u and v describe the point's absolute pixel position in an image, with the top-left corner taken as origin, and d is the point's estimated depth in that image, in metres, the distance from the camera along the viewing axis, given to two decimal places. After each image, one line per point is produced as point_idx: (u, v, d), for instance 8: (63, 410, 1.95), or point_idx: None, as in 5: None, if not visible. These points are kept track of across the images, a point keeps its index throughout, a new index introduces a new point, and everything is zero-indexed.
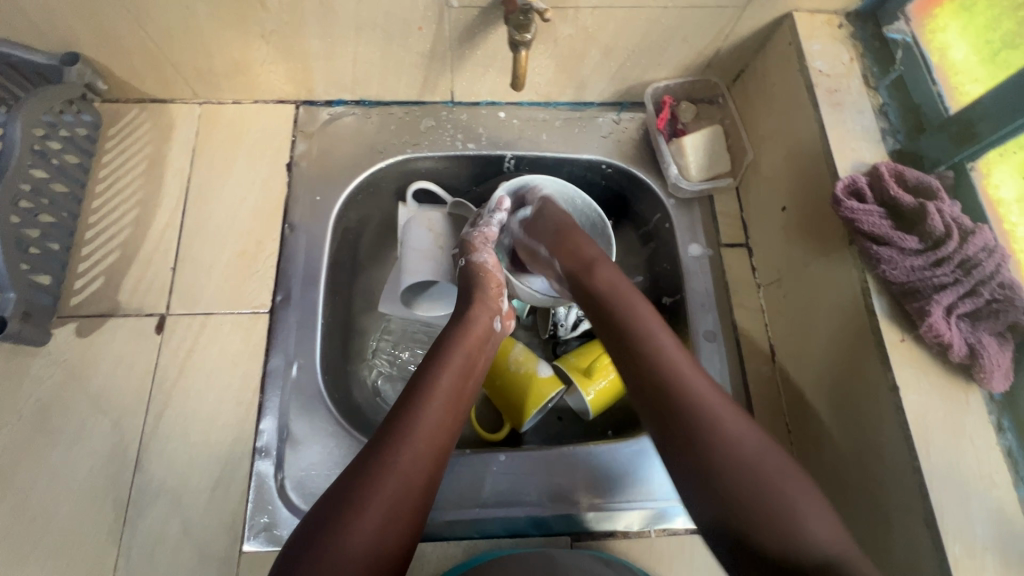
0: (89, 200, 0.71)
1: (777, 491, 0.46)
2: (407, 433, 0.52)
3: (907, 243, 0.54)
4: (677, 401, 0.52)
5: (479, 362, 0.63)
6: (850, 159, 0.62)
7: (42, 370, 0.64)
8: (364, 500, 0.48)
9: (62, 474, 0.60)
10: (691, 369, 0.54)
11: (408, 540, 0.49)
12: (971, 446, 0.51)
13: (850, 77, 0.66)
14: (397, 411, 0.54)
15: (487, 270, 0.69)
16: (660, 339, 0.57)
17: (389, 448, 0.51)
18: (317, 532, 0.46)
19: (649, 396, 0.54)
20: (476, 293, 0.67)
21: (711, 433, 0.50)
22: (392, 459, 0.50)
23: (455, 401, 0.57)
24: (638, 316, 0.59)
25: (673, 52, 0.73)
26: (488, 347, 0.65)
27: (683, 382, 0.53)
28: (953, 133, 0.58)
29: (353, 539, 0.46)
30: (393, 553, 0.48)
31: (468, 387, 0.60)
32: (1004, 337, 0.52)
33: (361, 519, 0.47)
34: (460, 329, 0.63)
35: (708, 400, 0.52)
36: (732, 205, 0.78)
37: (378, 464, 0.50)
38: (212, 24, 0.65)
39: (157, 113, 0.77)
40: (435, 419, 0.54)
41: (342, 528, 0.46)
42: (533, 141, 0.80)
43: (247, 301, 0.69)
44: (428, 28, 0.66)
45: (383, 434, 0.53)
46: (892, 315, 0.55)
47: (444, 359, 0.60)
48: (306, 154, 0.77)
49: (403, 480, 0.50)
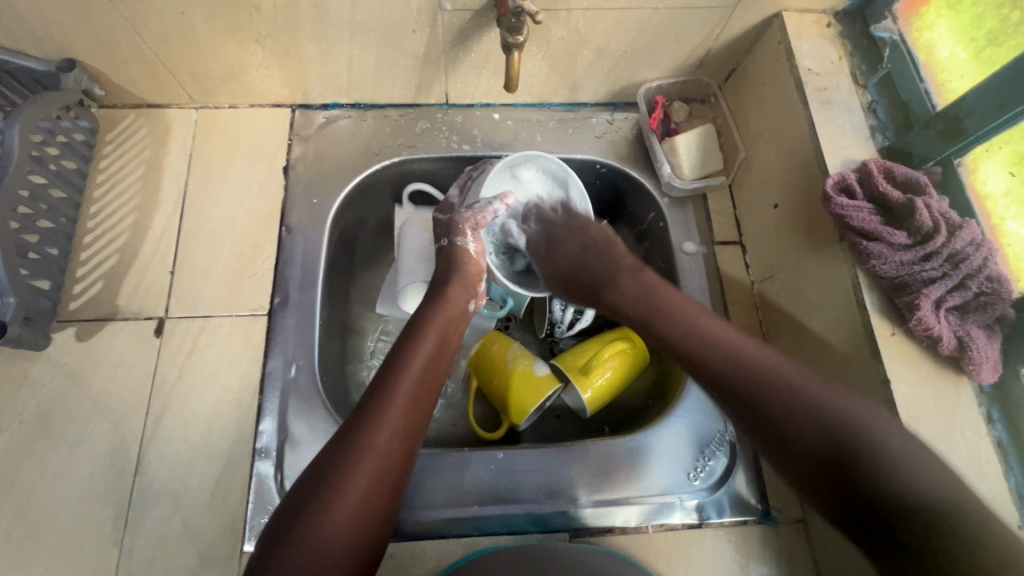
0: (88, 205, 0.72)
1: (853, 423, 0.46)
2: (383, 411, 0.53)
3: (896, 238, 0.55)
4: (731, 373, 0.54)
5: (452, 342, 0.64)
6: (839, 156, 0.63)
7: (42, 375, 0.64)
8: (342, 478, 0.49)
9: (63, 477, 0.60)
10: (723, 331, 0.58)
11: (382, 515, 0.51)
12: (960, 437, 0.52)
13: (839, 75, 0.67)
14: (373, 390, 0.55)
15: (470, 256, 0.69)
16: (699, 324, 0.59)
17: (363, 424, 0.52)
18: (294, 510, 0.47)
19: (689, 367, 0.57)
20: (454, 274, 0.67)
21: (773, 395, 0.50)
22: (369, 435, 0.51)
23: (429, 377, 0.58)
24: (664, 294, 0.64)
25: (665, 52, 0.74)
26: (460, 326, 0.66)
27: (720, 340, 0.57)
28: (940, 129, 0.58)
29: (336, 511, 0.47)
30: (370, 528, 0.49)
31: (442, 365, 0.61)
32: (993, 329, 0.53)
33: (340, 496, 0.48)
34: (436, 309, 0.64)
35: (749, 355, 0.54)
36: (725, 203, 0.79)
37: (356, 441, 0.50)
38: (207, 29, 0.65)
39: (154, 118, 0.77)
40: (410, 396, 0.55)
41: (320, 506, 0.47)
42: (527, 142, 0.80)
43: (245, 304, 0.70)
44: (422, 31, 0.67)
45: (361, 412, 0.53)
46: (882, 310, 0.56)
47: (418, 339, 0.60)
48: (303, 157, 0.77)
49: (381, 457, 0.51)
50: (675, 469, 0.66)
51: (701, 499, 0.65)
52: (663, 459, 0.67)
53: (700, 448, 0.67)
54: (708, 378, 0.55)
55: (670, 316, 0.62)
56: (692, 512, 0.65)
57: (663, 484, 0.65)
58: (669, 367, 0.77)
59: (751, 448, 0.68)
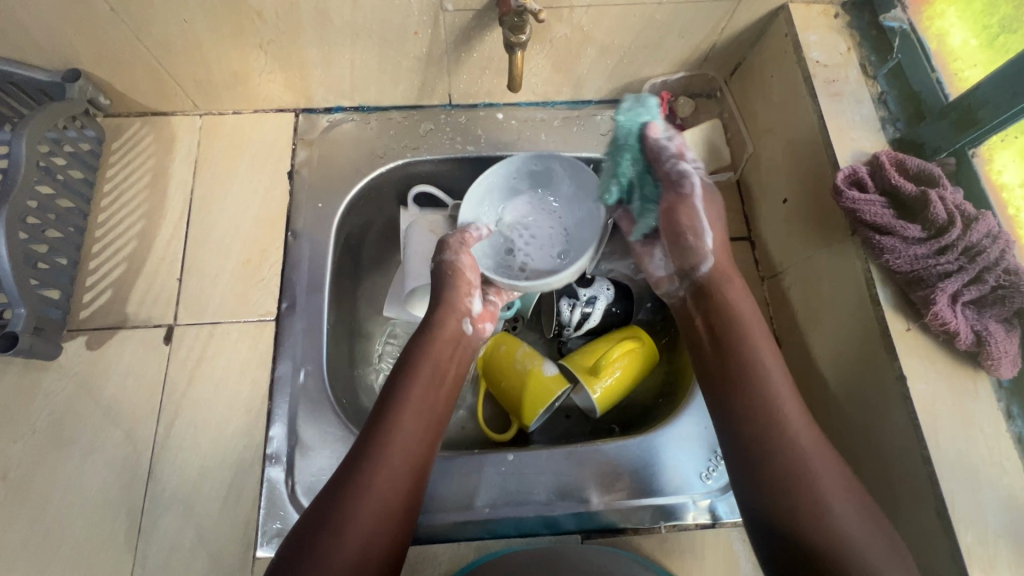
0: (95, 214, 0.72)
1: (840, 520, 0.49)
2: (378, 451, 0.54)
3: (909, 232, 0.54)
4: (776, 446, 0.53)
5: (450, 368, 0.64)
6: (849, 149, 0.61)
7: (54, 384, 0.64)
8: (346, 520, 0.50)
9: (76, 486, 0.61)
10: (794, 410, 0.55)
11: (394, 550, 0.52)
12: (979, 432, 0.51)
13: (848, 66, 0.66)
14: (370, 428, 0.57)
15: (458, 269, 0.66)
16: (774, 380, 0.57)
17: (362, 465, 0.54)
18: (297, 551, 0.49)
19: (754, 422, 0.55)
20: (441, 294, 0.66)
21: (805, 481, 0.51)
22: (369, 476, 0.53)
23: (425, 411, 0.59)
24: (756, 354, 0.58)
25: (670, 47, 0.73)
26: (457, 352, 0.66)
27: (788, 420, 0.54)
28: (953, 120, 0.57)
29: (337, 555, 0.49)
30: (379, 564, 0.51)
31: (440, 396, 0.62)
32: (1011, 324, 0.52)
33: (346, 535, 0.50)
34: (430, 337, 0.64)
35: (799, 441, 0.53)
36: (733, 198, 0.78)
37: (355, 483, 0.53)
38: (209, 35, 0.65)
39: (159, 125, 0.77)
40: (405, 432, 0.57)
41: (322, 548, 0.49)
42: (532, 141, 0.80)
43: (254, 310, 0.70)
44: (423, 33, 0.67)
45: (357, 452, 0.55)
46: (896, 304, 0.55)
47: (414, 374, 0.61)
48: (307, 161, 0.77)
49: (381, 497, 0.53)
50: (687, 469, 0.65)
51: (714, 499, 0.64)
52: (675, 459, 0.66)
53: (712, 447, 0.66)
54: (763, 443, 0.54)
55: (757, 386, 0.56)
56: (705, 512, 0.64)
57: (675, 484, 0.65)
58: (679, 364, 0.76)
59: None
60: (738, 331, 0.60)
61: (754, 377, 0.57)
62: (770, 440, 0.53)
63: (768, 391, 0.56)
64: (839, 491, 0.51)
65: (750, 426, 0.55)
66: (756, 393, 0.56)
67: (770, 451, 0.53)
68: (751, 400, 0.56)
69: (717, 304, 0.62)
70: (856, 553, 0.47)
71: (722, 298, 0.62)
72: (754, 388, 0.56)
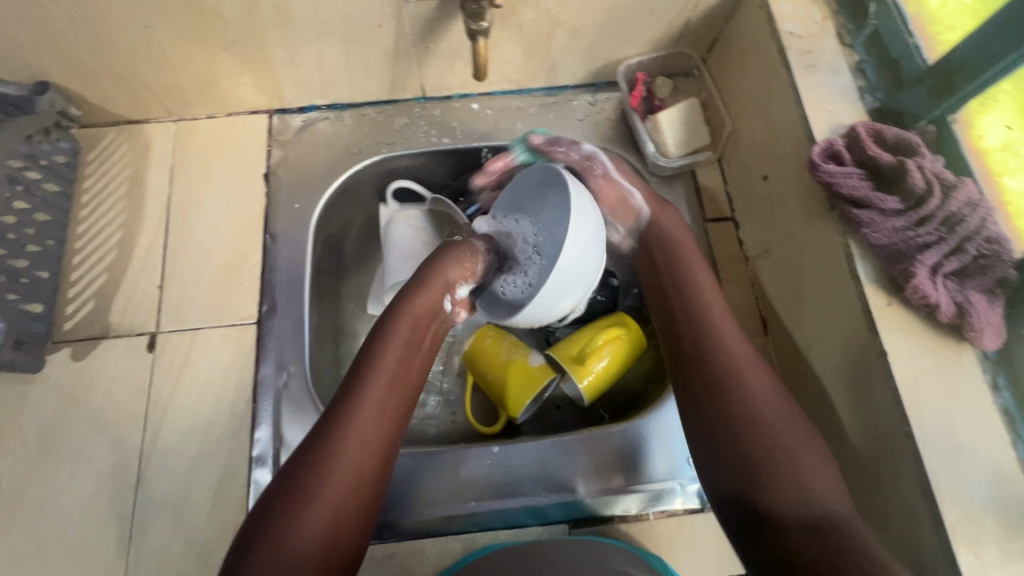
0: (75, 226, 0.72)
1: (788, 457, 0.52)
2: (349, 421, 0.53)
3: (887, 204, 0.52)
4: (731, 400, 0.55)
5: (427, 338, 0.62)
6: (827, 121, 0.59)
7: (41, 397, 0.65)
8: (310, 492, 0.50)
9: (67, 494, 0.62)
10: (748, 363, 0.57)
11: (362, 523, 0.51)
12: (964, 406, 0.49)
13: (824, 36, 0.63)
14: (341, 398, 0.55)
15: (456, 254, 0.64)
16: (730, 347, 0.59)
17: (331, 435, 0.52)
18: (263, 524, 0.48)
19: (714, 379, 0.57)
20: (432, 271, 0.63)
21: (759, 431, 0.53)
22: (335, 448, 0.52)
23: (400, 378, 0.58)
24: (723, 346, 0.58)
25: (643, 26, 0.71)
26: (438, 321, 0.63)
27: (750, 381, 0.56)
28: (931, 86, 0.55)
29: (307, 524, 0.48)
30: (349, 533, 0.50)
31: (417, 361, 0.60)
32: (995, 294, 0.50)
33: (311, 508, 0.49)
34: (409, 304, 0.61)
35: (755, 391, 0.55)
36: (715, 178, 0.77)
37: (319, 454, 0.51)
38: (172, 39, 0.65)
39: (133, 134, 0.77)
40: (377, 401, 0.55)
41: (290, 521, 0.48)
42: (508, 130, 0.79)
43: (235, 314, 0.70)
44: (388, 25, 0.66)
45: (327, 423, 0.53)
46: (877, 279, 0.53)
47: (390, 343, 0.59)
48: (282, 162, 0.77)
49: (350, 468, 0.51)
50: (674, 454, 0.65)
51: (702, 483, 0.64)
52: (662, 444, 0.65)
53: None
54: (718, 396, 0.56)
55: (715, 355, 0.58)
56: (692, 497, 0.64)
57: (663, 470, 0.64)
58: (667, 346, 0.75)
59: None
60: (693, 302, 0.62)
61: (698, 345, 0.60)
62: (718, 382, 0.57)
63: (727, 355, 0.58)
64: (797, 443, 0.53)
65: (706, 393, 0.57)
66: (716, 356, 0.58)
67: (730, 418, 0.55)
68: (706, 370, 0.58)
69: (682, 274, 0.65)
70: (798, 468, 0.51)
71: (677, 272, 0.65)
72: (716, 352, 0.58)
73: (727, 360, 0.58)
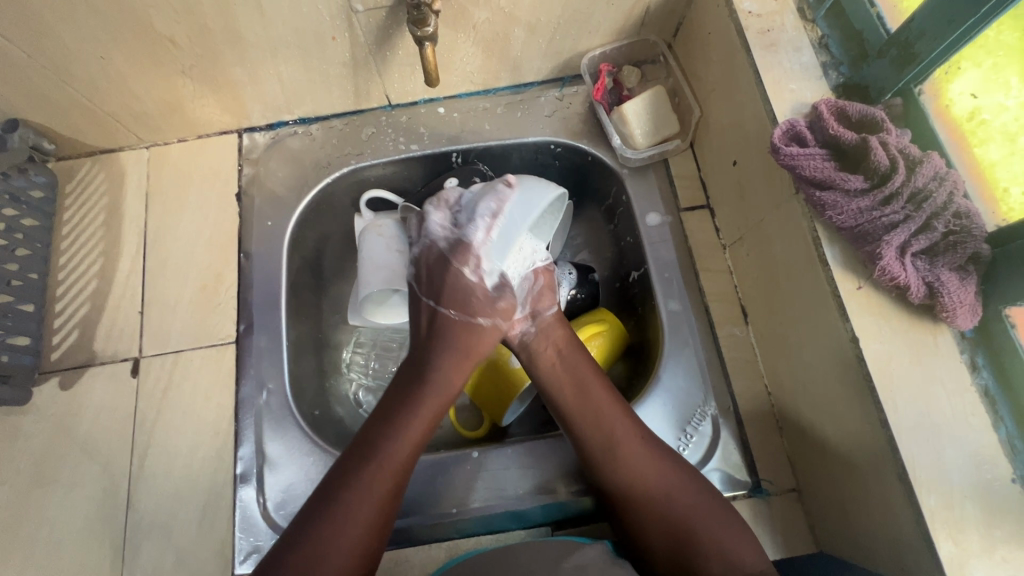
0: (56, 257, 0.74)
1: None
2: (350, 483, 0.54)
3: (851, 184, 0.50)
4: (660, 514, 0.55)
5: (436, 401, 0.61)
6: (788, 101, 0.57)
7: (33, 427, 0.67)
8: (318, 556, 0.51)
9: (62, 520, 0.64)
10: (660, 472, 0.57)
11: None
12: (940, 389, 0.48)
13: (784, 12, 0.61)
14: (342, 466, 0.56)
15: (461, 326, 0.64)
16: (639, 456, 0.58)
17: (332, 516, 0.53)
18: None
19: (638, 501, 0.56)
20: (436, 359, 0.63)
21: (695, 541, 0.53)
22: (341, 503, 0.53)
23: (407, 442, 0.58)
24: (629, 451, 0.58)
25: (601, 17, 0.70)
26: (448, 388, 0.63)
27: (678, 498, 0.55)
28: (893, 56, 0.54)
29: None
30: None
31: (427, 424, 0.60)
32: (967, 271, 0.48)
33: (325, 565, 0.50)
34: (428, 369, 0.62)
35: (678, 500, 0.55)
36: (689, 166, 0.75)
37: (321, 535, 0.52)
38: (129, 67, 0.65)
39: (109, 163, 0.79)
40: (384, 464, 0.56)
41: None
42: (476, 132, 0.78)
43: (214, 334, 0.71)
44: (341, 37, 0.65)
45: (329, 488, 0.55)
46: (846, 262, 0.52)
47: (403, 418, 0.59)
48: (253, 180, 0.77)
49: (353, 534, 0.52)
50: None
51: None
52: None
53: (681, 426, 0.65)
54: (648, 515, 0.55)
55: (640, 481, 0.57)
56: None
57: None
58: (648, 341, 0.74)
59: (734, 419, 0.65)
60: (621, 456, 0.58)
61: (637, 488, 0.57)
62: (643, 494, 0.56)
63: (638, 467, 0.57)
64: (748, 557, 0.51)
65: (672, 551, 0.54)
66: (629, 475, 0.57)
67: (685, 545, 0.53)
68: (658, 522, 0.55)
69: (573, 368, 0.63)
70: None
71: (593, 418, 0.60)
72: (627, 469, 0.57)
73: (641, 472, 0.57)
